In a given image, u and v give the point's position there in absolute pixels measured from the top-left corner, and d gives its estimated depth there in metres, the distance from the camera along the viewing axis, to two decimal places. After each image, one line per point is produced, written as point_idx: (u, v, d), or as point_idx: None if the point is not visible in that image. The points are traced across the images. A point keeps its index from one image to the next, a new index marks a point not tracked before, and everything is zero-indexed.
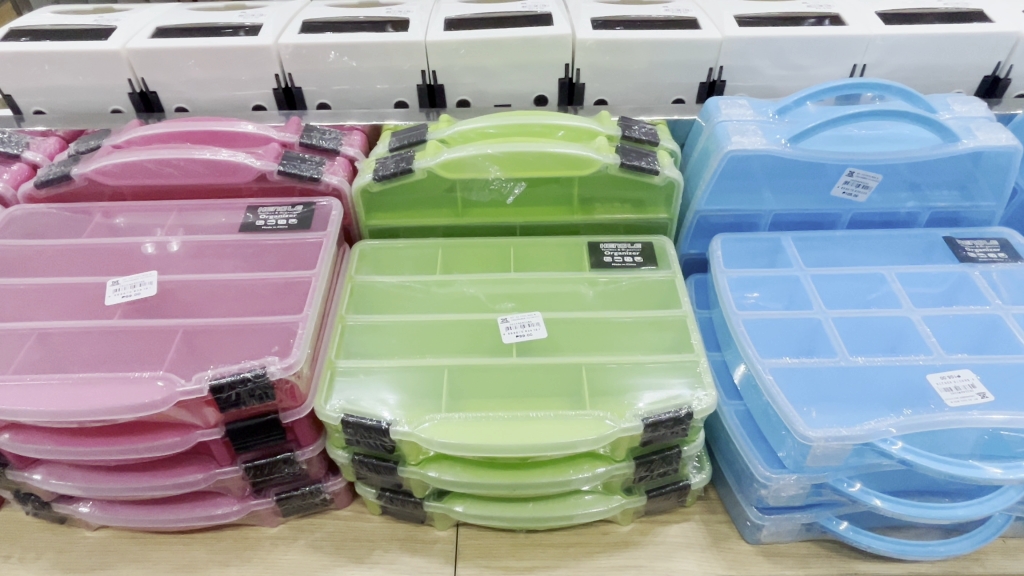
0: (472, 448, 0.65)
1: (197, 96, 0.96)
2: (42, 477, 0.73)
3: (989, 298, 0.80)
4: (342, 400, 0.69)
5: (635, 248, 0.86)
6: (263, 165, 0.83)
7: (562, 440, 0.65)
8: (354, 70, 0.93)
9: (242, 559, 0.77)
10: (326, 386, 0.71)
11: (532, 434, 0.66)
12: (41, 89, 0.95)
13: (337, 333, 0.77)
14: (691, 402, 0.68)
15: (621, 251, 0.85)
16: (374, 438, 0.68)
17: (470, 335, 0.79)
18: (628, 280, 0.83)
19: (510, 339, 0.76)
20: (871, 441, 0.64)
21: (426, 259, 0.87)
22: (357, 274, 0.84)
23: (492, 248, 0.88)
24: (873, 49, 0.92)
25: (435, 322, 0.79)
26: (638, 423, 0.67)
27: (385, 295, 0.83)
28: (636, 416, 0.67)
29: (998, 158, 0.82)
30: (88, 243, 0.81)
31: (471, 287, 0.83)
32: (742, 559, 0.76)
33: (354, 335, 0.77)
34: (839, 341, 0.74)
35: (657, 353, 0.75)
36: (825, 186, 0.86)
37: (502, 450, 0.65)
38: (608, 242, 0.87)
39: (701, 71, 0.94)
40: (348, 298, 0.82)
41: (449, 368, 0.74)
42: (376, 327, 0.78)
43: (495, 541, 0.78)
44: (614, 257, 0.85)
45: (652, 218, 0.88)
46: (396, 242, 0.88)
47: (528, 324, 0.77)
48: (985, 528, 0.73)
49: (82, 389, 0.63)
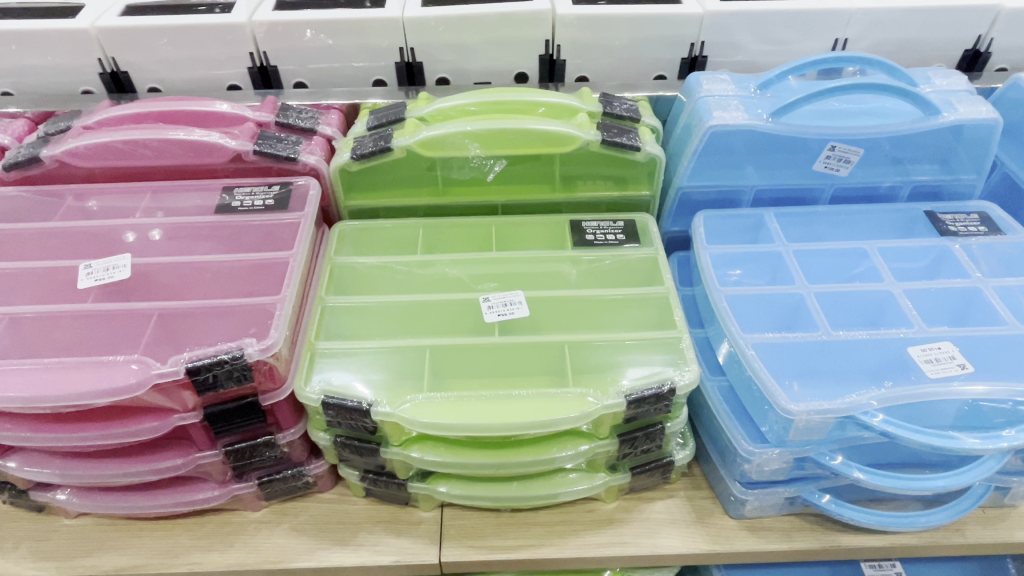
0: (453, 427, 0.65)
1: (170, 76, 0.94)
2: (18, 465, 0.71)
3: (970, 271, 0.80)
4: (322, 383, 0.69)
5: (618, 226, 0.85)
6: (238, 145, 0.81)
7: (544, 418, 0.65)
8: (330, 48, 0.91)
9: (225, 544, 0.76)
10: (306, 368, 0.70)
11: (514, 412, 0.66)
12: (7, 69, 0.92)
13: (317, 315, 0.76)
14: (674, 378, 0.68)
15: (604, 229, 0.85)
16: (356, 420, 0.67)
17: (453, 313, 0.78)
18: (610, 257, 0.83)
19: (492, 318, 0.75)
20: (852, 414, 0.64)
21: (407, 240, 0.86)
22: (339, 254, 0.83)
23: (474, 227, 0.87)
24: (854, 23, 0.91)
25: (416, 303, 0.78)
26: (622, 400, 0.67)
27: (366, 275, 0.82)
28: (618, 393, 0.67)
29: (978, 132, 0.82)
30: (60, 226, 0.79)
31: (453, 266, 0.82)
32: (726, 533, 0.76)
33: (337, 318, 0.76)
34: (820, 315, 0.74)
35: (639, 329, 0.75)
36: (807, 161, 0.85)
37: (484, 429, 0.65)
38: (590, 220, 0.86)
39: (683, 46, 0.93)
40: (329, 280, 0.81)
41: (432, 349, 0.73)
42: (356, 308, 0.77)
43: (480, 520, 0.78)
44: (597, 235, 0.84)
45: (630, 195, 0.87)
46: (376, 222, 0.87)
47: (510, 303, 0.76)
48: (965, 499, 0.74)
49: (57, 374, 0.62)
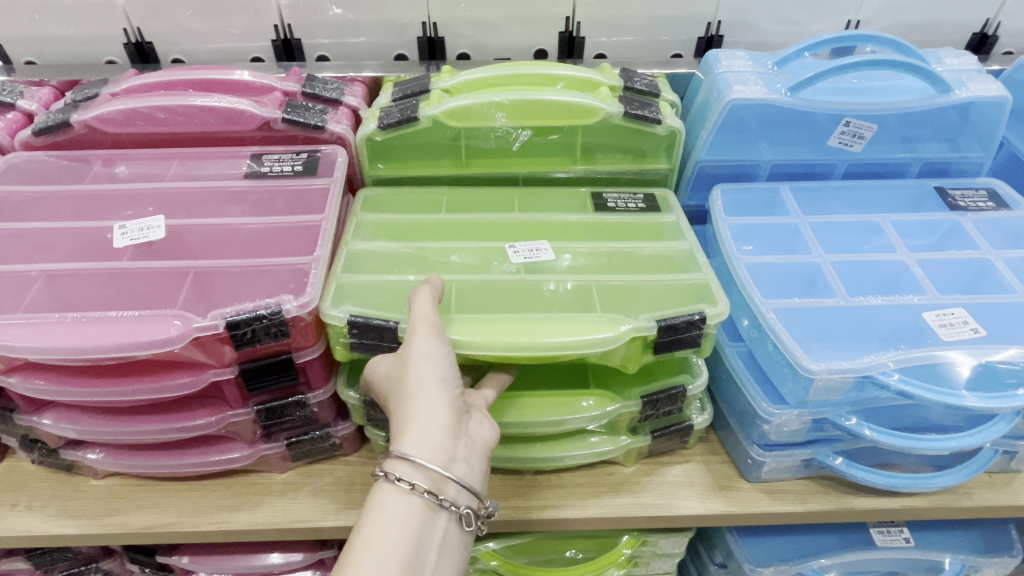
0: (484, 343, 0.66)
1: (194, 48, 0.95)
2: (51, 422, 0.72)
3: (979, 244, 0.82)
4: (346, 305, 0.68)
5: (638, 197, 0.88)
6: (266, 113, 0.82)
7: (572, 337, 0.66)
8: (354, 22, 0.93)
9: (253, 504, 0.78)
10: (332, 292, 0.70)
11: (540, 331, 0.67)
12: (32, 38, 0.93)
13: (341, 257, 0.77)
14: (703, 308, 0.70)
15: (624, 199, 0.87)
16: (381, 340, 0.67)
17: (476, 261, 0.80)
18: (625, 216, 0.85)
19: (518, 260, 0.78)
20: (870, 373, 0.67)
21: (432, 201, 0.87)
22: (371, 209, 0.85)
23: (495, 195, 0.88)
24: (867, 6, 0.94)
25: (443, 250, 0.80)
26: (653, 324, 0.68)
27: (391, 230, 0.83)
28: (650, 318, 0.69)
29: (987, 110, 0.84)
30: (90, 189, 0.80)
31: (481, 226, 0.84)
32: (743, 495, 0.78)
33: (361, 261, 0.77)
34: (837, 282, 0.77)
35: (667, 274, 0.77)
36: (822, 137, 0.87)
37: (512, 344, 0.66)
38: (610, 192, 0.88)
39: (700, 25, 0.95)
40: (354, 232, 0.81)
41: (457, 284, 0.75)
42: (378, 254, 0.79)
43: (504, 483, 0.80)
44: (618, 203, 0.87)
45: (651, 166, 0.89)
46: (399, 189, 0.88)
47: (536, 249, 0.79)
48: (975, 461, 0.76)
49: (99, 327, 0.63)
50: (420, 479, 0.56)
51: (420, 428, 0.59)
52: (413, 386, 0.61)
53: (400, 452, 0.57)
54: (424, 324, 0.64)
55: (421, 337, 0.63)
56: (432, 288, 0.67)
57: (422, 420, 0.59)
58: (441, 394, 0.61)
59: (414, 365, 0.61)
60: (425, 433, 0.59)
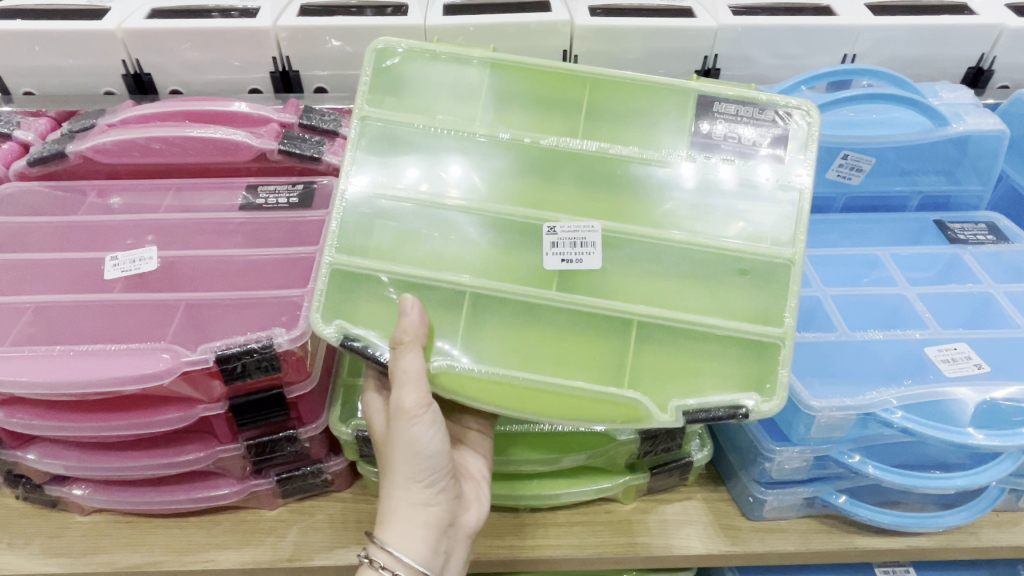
0: (477, 399, 0.60)
1: (192, 79, 0.95)
2: (36, 457, 0.70)
3: (980, 278, 0.81)
4: (338, 319, 0.61)
5: (760, 117, 0.65)
6: (262, 144, 0.82)
7: (569, 417, 0.60)
8: (352, 55, 0.93)
9: (241, 542, 0.76)
10: (324, 297, 0.62)
11: (543, 403, 0.60)
12: (30, 69, 0.93)
13: (340, 206, 0.64)
14: (749, 404, 0.60)
15: (741, 124, 0.65)
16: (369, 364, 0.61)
17: (523, 227, 0.65)
18: (729, 174, 0.65)
19: (554, 262, 0.64)
20: (873, 410, 0.65)
21: (460, 93, 0.68)
22: (381, 104, 0.66)
23: (539, 96, 0.68)
24: (862, 40, 0.94)
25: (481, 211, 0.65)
26: (678, 420, 0.60)
27: (408, 133, 0.66)
28: (679, 411, 0.60)
29: (985, 143, 0.84)
30: (83, 220, 0.79)
31: (522, 152, 0.67)
32: (744, 535, 0.76)
33: (360, 219, 0.64)
34: (837, 317, 0.75)
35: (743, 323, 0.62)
36: (820, 170, 0.87)
37: (504, 405, 0.60)
38: (723, 107, 0.66)
39: (696, 59, 0.96)
40: (359, 143, 0.65)
41: (472, 292, 0.63)
42: (384, 214, 0.65)
43: (500, 520, 0.78)
44: (730, 135, 0.65)
45: (749, 95, 0.65)
46: (425, 54, 0.67)
47: (581, 244, 0.64)
48: (981, 500, 0.74)
49: (86, 361, 0.62)
50: (399, 572, 0.58)
51: (398, 516, 0.60)
52: (399, 478, 0.61)
53: (382, 541, 0.60)
54: (410, 412, 0.59)
55: (406, 427, 0.59)
56: (409, 334, 0.58)
57: (400, 508, 0.60)
58: (419, 485, 0.61)
59: (400, 455, 0.60)
60: (407, 528, 0.60)
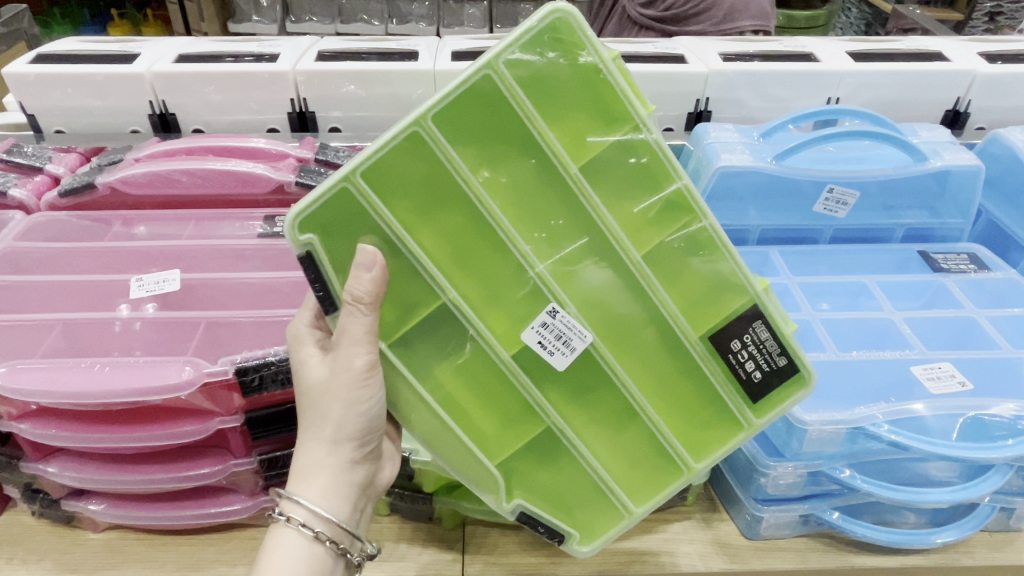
0: (399, 413, 0.63)
1: (214, 119, 1.01)
2: (56, 470, 0.73)
3: (963, 303, 0.85)
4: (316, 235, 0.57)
5: (775, 364, 0.60)
6: (281, 176, 0.87)
7: (460, 472, 0.63)
8: (365, 98, 0.99)
9: (250, 558, 0.77)
10: (321, 204, 0.56)
11: (454, 458, 0.63)
12: (63, 109, 0.99)
13: (398, 131, 0.55)
14: (571, 538, 0.66)
15: (762, 350, 0.60)
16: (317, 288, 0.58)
17: (504, 279, 0.60)
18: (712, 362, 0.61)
19: (532, 338, 0.60)
20: (862, 425, 0.68)
21: (574, 132, 0.57)
22: (510, 74, 0.54)
23: (652, 179, 0.58)
24: (845, 84, 1.01)
25: (463, 267, 0.59)
26: (511, 515, 0.65)
27: (499, 121, 0.56)
28: (517, 511, 0.64)
29: (961, 177, 0.89)
30: (108, 245, 0.83)
31: (574, 201, 0.58)
32: (742, 553, 0.78)
33: (400, 167, 0.56)
34: (826, 338, 0.79)
35: (638, 470, 0.64)
36: (807, 204, 0.92)
37: (416, 430, 0.63)
38: (761, 333, 0.59)
39: (689, 102, 1.01)
40: (460, 92, 0.54)
41: (444, 304, 0.59)
42: (420, 167, 0.56)
43: (503, 538, 0.80)
44: (754, 340, 0.60)
45: (788, 335, 0.59)
46: (559, 71, 0.55)
47: (565, 339, 0.60)
48: (972, 518, 0.77)
49: (113, 372, 0.65)
50: (320, 529, 0.61)
51: (315, 470, 0.62)
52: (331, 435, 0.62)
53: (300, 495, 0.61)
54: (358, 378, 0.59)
55: (349, 391, 0.59)
56: (369, 298, 0.55)
57: (317, 462, 0.62)
58: (351, 445, 0.63)
59: (338, 413, 0.61)
60: (329, 486, 0.62)
